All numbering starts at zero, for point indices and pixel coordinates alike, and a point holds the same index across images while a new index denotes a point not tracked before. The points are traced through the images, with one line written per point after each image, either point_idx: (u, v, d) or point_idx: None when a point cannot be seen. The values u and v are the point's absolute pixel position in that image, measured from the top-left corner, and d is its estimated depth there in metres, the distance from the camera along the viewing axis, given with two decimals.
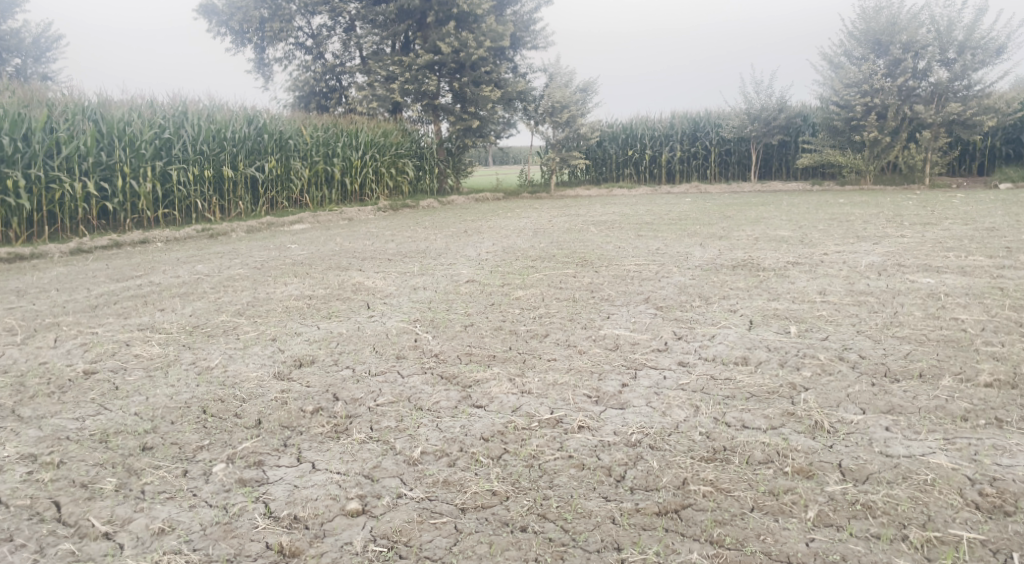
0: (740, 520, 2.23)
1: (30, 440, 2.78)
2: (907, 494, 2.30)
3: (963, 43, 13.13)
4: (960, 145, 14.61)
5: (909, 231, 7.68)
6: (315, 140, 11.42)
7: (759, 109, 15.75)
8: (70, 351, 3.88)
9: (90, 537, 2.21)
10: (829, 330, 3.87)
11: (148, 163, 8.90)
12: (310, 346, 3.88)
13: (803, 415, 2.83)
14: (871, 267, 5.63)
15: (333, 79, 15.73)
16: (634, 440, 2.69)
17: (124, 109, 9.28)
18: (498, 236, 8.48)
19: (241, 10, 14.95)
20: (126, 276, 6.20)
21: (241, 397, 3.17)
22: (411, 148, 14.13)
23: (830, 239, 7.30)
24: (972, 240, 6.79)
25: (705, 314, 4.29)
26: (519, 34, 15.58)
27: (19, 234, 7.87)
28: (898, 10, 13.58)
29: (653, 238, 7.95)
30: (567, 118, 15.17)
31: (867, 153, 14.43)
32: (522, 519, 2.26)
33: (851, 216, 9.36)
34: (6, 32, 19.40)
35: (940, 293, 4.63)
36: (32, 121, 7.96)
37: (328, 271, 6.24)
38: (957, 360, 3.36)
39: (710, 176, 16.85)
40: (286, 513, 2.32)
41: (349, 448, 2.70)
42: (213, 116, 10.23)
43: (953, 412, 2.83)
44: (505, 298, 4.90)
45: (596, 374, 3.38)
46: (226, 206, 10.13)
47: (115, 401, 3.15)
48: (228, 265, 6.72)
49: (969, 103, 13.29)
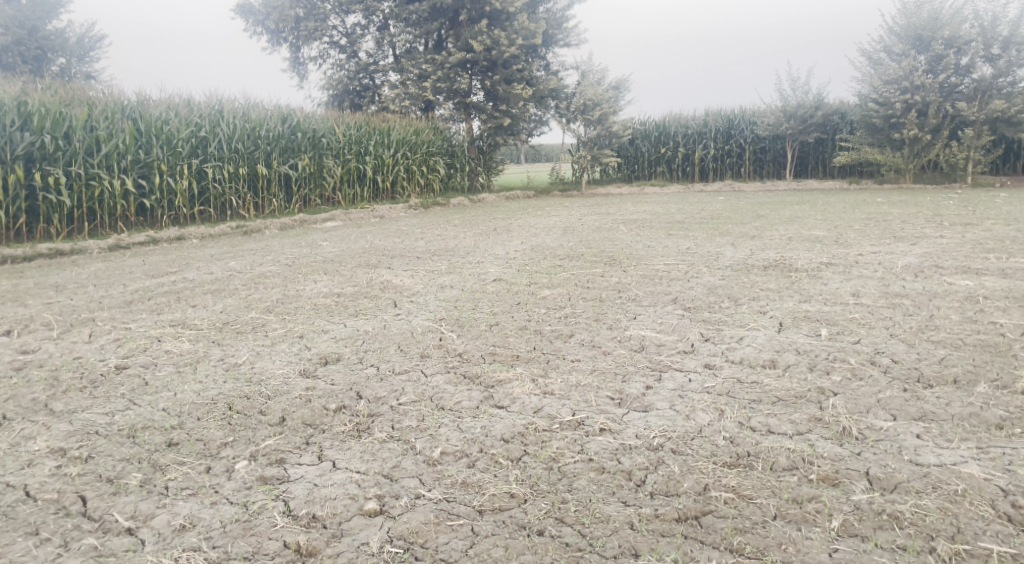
0: (762, 528, 2.18)
1: (60, 435, 2.84)
2: (937, 504, 2.23)
3: (1008, 38, 12.88)
4: (1004, 143, 14.23)
5: (949, 231, 7.48)
6: (348, 138, 11.51)
7: (795, 106, 15.48)
8: (104, 345, 3.98)
9: (113, 532, 2.25)
10: (861, 333, 3.78)
11: (184, 161, 9.05)
12: (336, 344, 3.91)
13: (830, 421, 2.77)
14: (907, 268, 5.50)
15: (366, 77, 15.84)
16: (656, 444, 2.66)
17: (161, 109, 9.46)
18: (526, 235, 8.48)
19: (277, 9, 15.17)
20: (162, 273, 6.31)
21: (266, 394, 3.20)
22: (442, 146, 14.19)
23: (865, 239, 7.14)
24: (1015, 241, 6.60)
25: (734, 316, 4.22)
26: (552, 32, 15.54)
27: (60, 230, 8.05)
28: (941, 5, 13.20)
29: (684, 237, 7.87)
30: (599, 116, 15.07)
31: (907, 151, 14.08)
32: (540, 523, 2.25)
33: (888, 216, 9.13)
34: (52, 32, 19.95)
35: (978, 295, 4.49)
36: (73, 120, 8.16)
37: (358, 269, 6.29)
38: (994, 365, 3.26)
39: (745, 175, 16.65)
40: (304, 511, 2.34)
41: (370, 447, 2.71)
42: (248, 115, 10.38)
43: (988, 420, 2.74)
44: (532, 298, 4.89)
45: (620, 376, 3.34)
46: (260, 203, 10.28)
47: (144, 397, 3.21)
48: (260, 261, 6.81)
49: (1014, 100, 12.93)
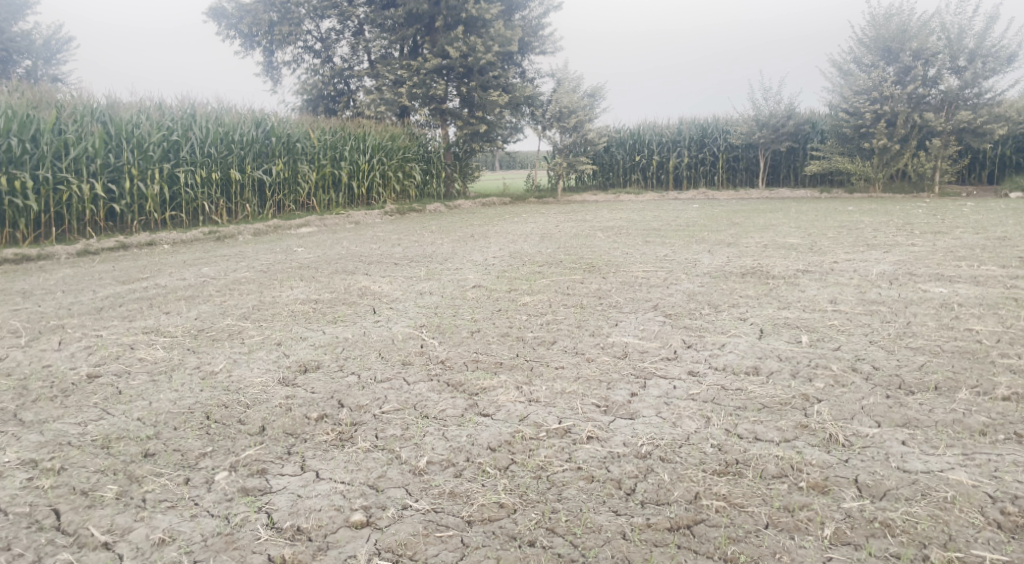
0: (755, 537, 2.17)
1: (30, 445, 2.74)
2: (927, 511, 2.24)
3: (974, 50, 13.00)
4: (970, 154, 14.55)
5: (920, 239, 7.60)
6: (323, 144, 11.42)
7: (767, 115, 15.66)
8: (74, 353, 3.86)
9: (89, 546, 2.17)
10: (841, 340, 3.81)
11: (155, 165, 8.89)
12: (315, 351, 3.83)
13: (817, 428, 2.77)
14: (882, 275, 5.57)
15: (341, 83, 15.74)
16: (644, 452, 2.64)
17: (133, 111, 9.30)
18: (505, 241, 8.46)
19: (250, 13, 14.85)
20: (132, 279, 6.17)
21: (244, 402, 3.13)
22: (418, 152, 14.12)
23: (839, 246, 7.23)
24: (984, 249, 6.74)
25: (714, 322, 4.24)
26: (528, 40, 15.64)
27: (26, 235, 7.85)
28: (909, 18, 13.48)
29: (661, 244, 7.91)
30: (575, 123, 15.18)
31: (877, 160, 14.35)
32: (530, 533, 2.21)
33: (859, 224, 9.28)
34: (17, 34, 19.53)
35: (952, 303, 4.55)
36: (41, 122, 8.00)
37: (334, 275, 6.20)
38: (974, 372, 3.29)
39: (718, 182, 16.83)
40: (288, 523, 2.28)
41: (354, 457, 2.65)
42: (221, 119, 10.25)
43: (971, 427, 2.76)
44: (513, 304, 4.86)
45: (604, 383, 3.32)
46: (233, 208, 10.11)
47: (118, 406, 3.11)
48: (234, 267, 6.68)
49: (980, 112, 13.17)
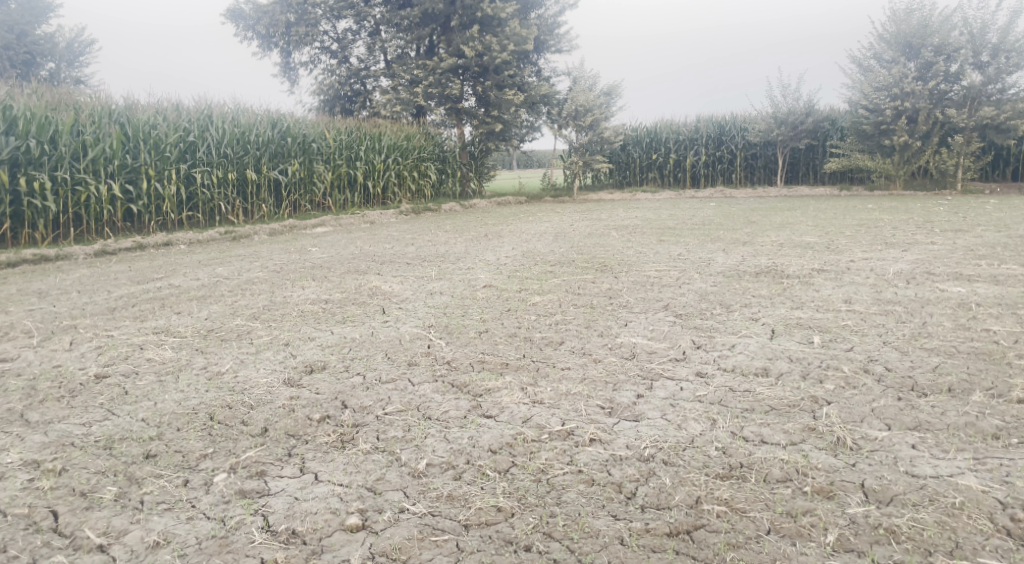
0: (755, 543, 2.13)
1: (34, 446, 2.76)
2: (933, 518, 2.19)
3: (997, 45, 12.78)
4: (993, 150, 14.32)
5: (940, 237, 7.47)
6: (338, 144, 11.45)
7: (785, 112, 15.45)
8: (84, 353, 3.89)
9: (84, 549, 2.18)
10: (854, 340, 3.74)
11: (172, 166, 8.96)
12: (322, 352, 3.83)
13: (825, 431, 2.71)
14: (900, 274, 5.47)
15: (358, 83, 15.76)
16: (647, 454, 2.60)
17: (150, 113, 9.40)
18: (518, 240, 8.43)
19: (268, 14, 14.93)
20: (147, 278, 6.23)
21: (249, 403, 3.13)
22: (434, 151, 14.10)
23: (857, 245, 7.12)
24: (1006, 248, 6.60)
25: (726, 323, 4.17)
26: (542, 38, 15.60)
27: (45, 236, 7.95)
28: (930, 13, 13.26)
29: (675, 242, 7.84)
30: (590, 122, 15.10)
31: (897, 157, 14.08)
32: (527, 537, 2.19)
33: (879, 222, 9.13)
34: (40, 37, 19.77)
35: (970, 302, 4.45)
36: (58, 124, 8.08)
37: (346, 275, 6.20)
38: (989, 374, 3.21)
39: (736, 180, 16.70)
40: (284, 527, 2.26)
41: (353, 459, 2.64)
42: (237, 119, 10.33)
43: (984, 430, 2.70)
44: (522, 304, 4.82)
45: (610, 385, 3.28)
46: (249, 208, 10.16)
47: (123, 406, 3.13)
48: (247, 267, 6.71)
49: (1003, 108, 12.93)
